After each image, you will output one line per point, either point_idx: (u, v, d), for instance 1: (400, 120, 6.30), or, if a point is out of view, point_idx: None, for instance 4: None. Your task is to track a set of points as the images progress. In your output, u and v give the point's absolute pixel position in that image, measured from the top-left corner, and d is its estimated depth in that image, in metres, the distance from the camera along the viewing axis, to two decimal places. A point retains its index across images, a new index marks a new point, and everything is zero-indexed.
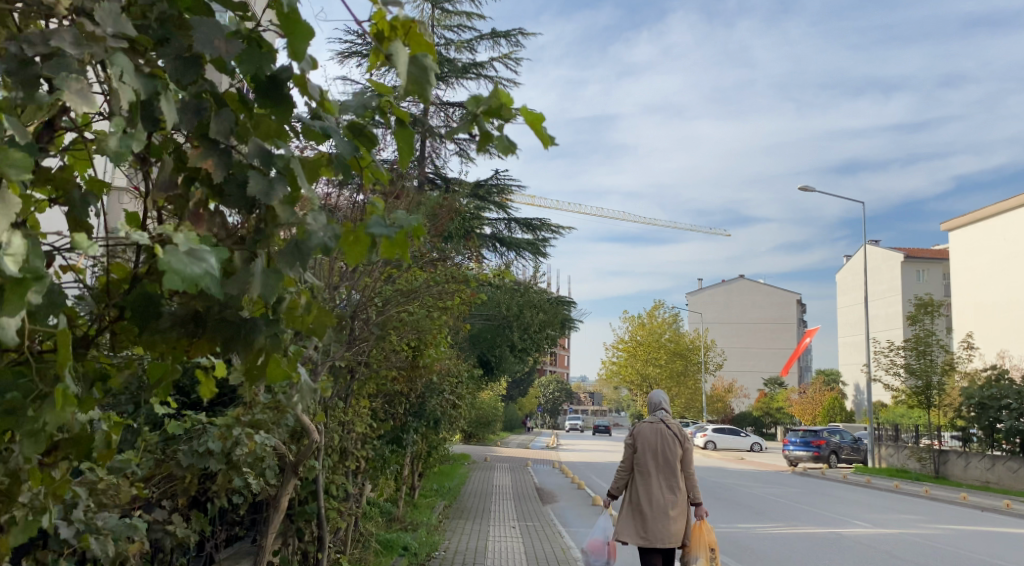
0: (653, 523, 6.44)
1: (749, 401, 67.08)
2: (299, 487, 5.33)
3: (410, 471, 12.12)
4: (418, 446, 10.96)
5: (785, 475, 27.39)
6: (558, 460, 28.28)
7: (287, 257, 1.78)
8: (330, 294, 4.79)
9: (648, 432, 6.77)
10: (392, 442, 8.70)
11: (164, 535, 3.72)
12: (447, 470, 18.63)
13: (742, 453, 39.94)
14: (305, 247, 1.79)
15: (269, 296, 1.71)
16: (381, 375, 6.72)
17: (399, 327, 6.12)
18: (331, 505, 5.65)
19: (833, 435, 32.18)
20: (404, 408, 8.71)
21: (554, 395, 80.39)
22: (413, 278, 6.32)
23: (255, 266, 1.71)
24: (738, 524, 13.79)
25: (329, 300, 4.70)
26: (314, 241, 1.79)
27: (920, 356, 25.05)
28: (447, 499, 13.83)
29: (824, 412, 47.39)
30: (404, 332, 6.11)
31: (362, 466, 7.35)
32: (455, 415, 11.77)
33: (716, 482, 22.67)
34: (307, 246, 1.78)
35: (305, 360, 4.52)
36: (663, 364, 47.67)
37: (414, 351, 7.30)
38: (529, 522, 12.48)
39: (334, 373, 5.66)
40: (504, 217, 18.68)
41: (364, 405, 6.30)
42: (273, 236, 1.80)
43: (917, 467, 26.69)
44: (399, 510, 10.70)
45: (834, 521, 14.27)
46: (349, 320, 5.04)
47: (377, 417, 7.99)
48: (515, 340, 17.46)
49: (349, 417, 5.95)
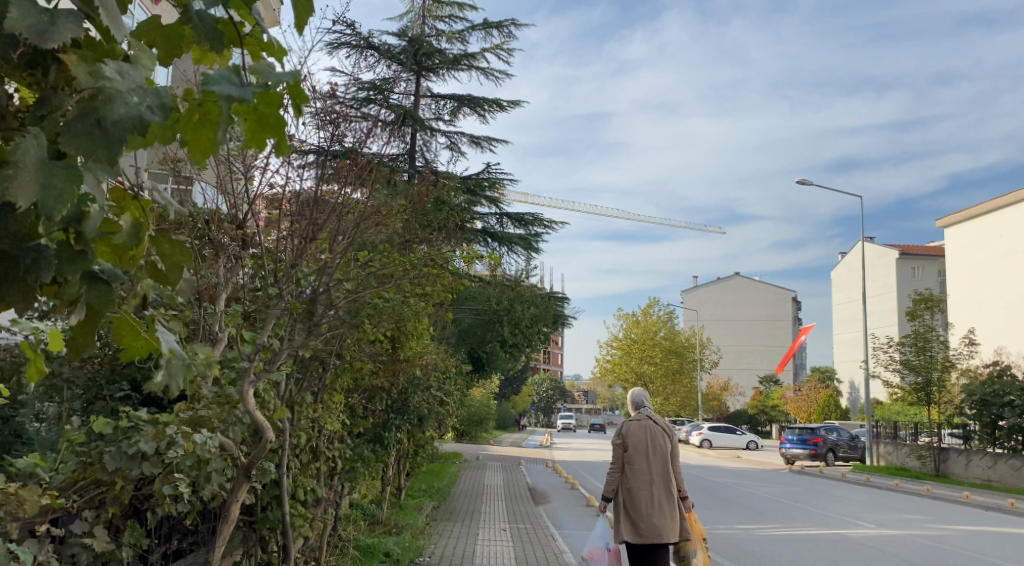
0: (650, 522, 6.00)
1: (743, 398, 66.70)
2: (262, 490, 4.84)
3: (396, 471, 11.59)
4: (403, 445, 10.44)
5: (783, 473, 26.97)
6: (552, 459, 27.79)
7: (77, 142, 1.36)
8: (288, 274, 4.15)
9: (637, 428, 6.32)
10: (372, 442, 8.08)
11: (81, 551, 3.18)
12: (438, 469, 18.12)
13: (738, 451, 39.52)
14: (112, 132, 1.37)
15: (51, 208, 1.32)
16: (357, 368, 6.19)
17: (375, 315, 5.52)
18: (297, 510, 5.13)
19: (830, 433, 31.78)
20: (385, 405, 8.17)
21: (549, 395, 79.83)
22: (390, 261, 5.78)
23: (30, 149, 1.33)
24: (737, 525, 13.32)
25: (286, 282, 4.10)
26: (119, 112, 1.38)
27: (920, 351, 24.64)
28: (436, 500, 13.31)
29: (820, 409, 47.02)
30: (380, 320, 5.52)
31: (335, 467, 6.80)
32: (443, 413, 11.24)
33: (713, 482, 22.20)
34: (112, 124, 1.37)
35: (264, 355, 3.99)
36: (658, 362, 47.23)
37: (392, 343, 6.76)
38: (521, 525, 11.97)
39: (298, 367, 5.14)
40: (496, 211, 18.18)
41: (337, 400, 5.78)
42: (59, 103, 1.48)
43: (917, 465, 26.25)
44: (384, 513, 10.16)
45: (835, 521, 13.81)
46: (310, 306, 4.38)
47: (356, 414, 7.48)
48: (507, 335, 16.94)
49: (319, 414, 5.44)
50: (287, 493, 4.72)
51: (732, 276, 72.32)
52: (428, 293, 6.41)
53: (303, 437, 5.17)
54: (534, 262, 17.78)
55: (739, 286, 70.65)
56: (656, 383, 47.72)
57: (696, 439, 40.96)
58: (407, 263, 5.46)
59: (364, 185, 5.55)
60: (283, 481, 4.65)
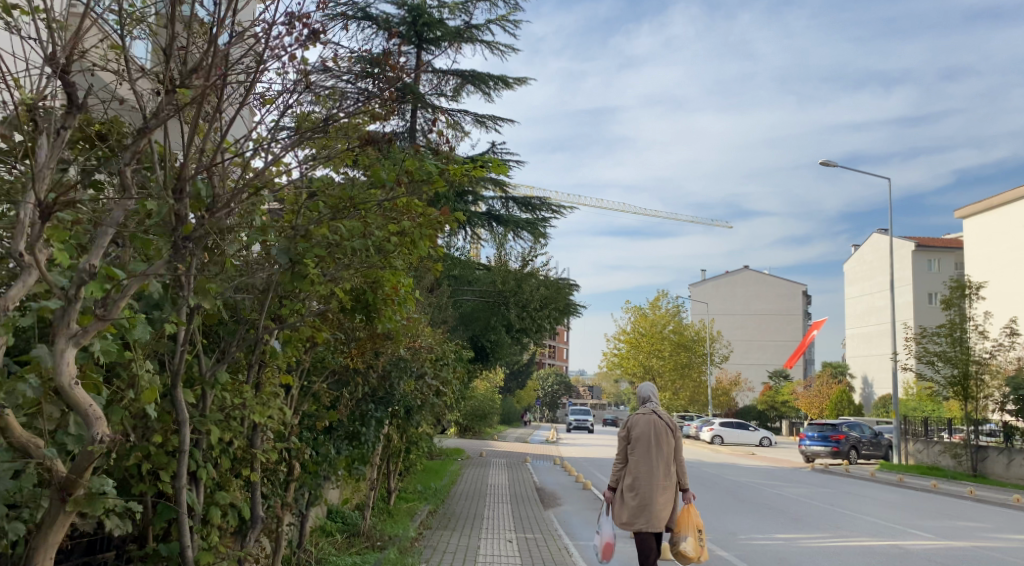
0: (648, 512, 5.83)
1: (754, 393, 65.08)
2: (147, 513, 3.24)
3: (382, 471, 10.03)
4: (389, 439, 8.82)
5: (806, 472, 25.28)
6: (559, 456, 26.18)
7: None
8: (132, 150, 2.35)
9: (642, 422, 6.08)
10: (346, 439, 6.44)
11: None
12: (437, 467, 16.55)
13: (752, 447, 37.85)
14: None
15: None
16: (307, 335, 4.50)
17: (327, 262, 3.84)
18: (206, 543, 3.50)
19: (852, 429, 30.05)
20: (361, 393, 6.48)
21: (553, 389, 78.09)
22: (355, 190, 4.04)
23: None
24: (776, 534, 11.65)
25: (129, 171, 2.37)
26: None
27: (956, 343, 22.90)
28: (433, 504, 11.74)
29: (833, 404, 45.39)
30: (334, 266, 3.84)
31: (290, 467, 5.23)
32: (441, 405, 9.60)
33: (735, 481, 20.48)
34: None
35: (106, 299, 2.30)
36: (666, 356, 45.56)
37: (357, 309, 5.08)
38: (529, 534, 10.33)
39: (195, 342, 3.41)
40: (500, 194, 16.44)
41: (270, 388, 4.11)
42: None
43: (952, 464, 24.51)
44: (366, 523, 8.55)
45: (886, 530, 12.17)
46: (177, 220, 2.60)
47: (321, 405, 5.88)
48: (513, 320, 15.23)
49: (244, 401, 3.78)
50: (188, 519, 3.13)
51: (742, 269, 70.42)
52: (414, 242, 4.35)
53: (227, 433, 3.63)
54: (543, 248, 16.10)
55: (750, 279, 68.76)
56: (664, 377, 46.06)
57: (707, 436, 39.45)
58: (374, 172, 3.85)
59: (301, 69, 3.76)
60: (186, 510, 3.09)
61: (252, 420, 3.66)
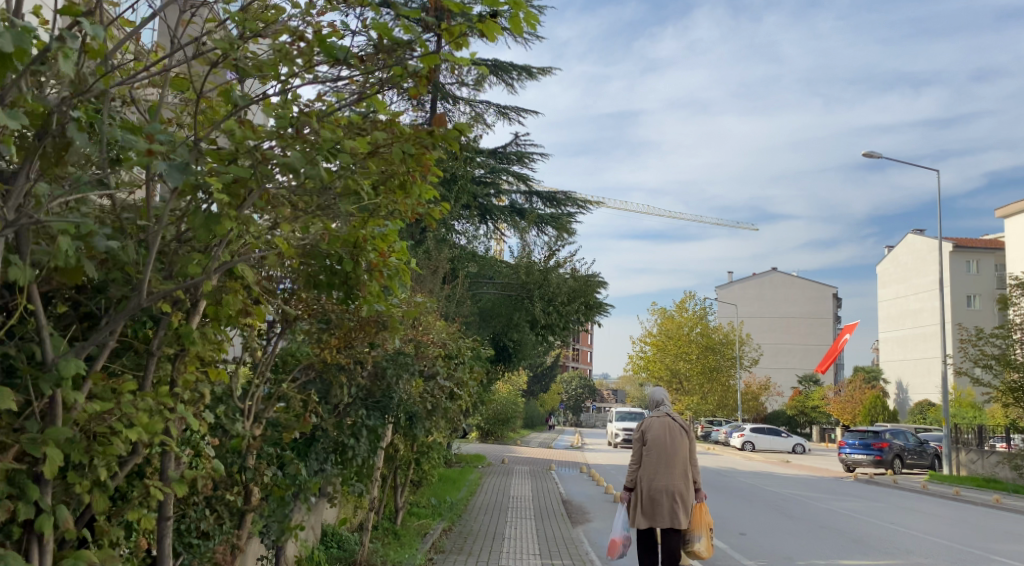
0: (665, 514, 5.19)
1: (785, 398, 63.10)
2: None
3: (385, 484, 8.63)
4: (391, 449, 7.45)
5: (850, 483, 23.55)
6: (586, 462, 24.62)
7: None
8: None
9: (656, 426, 5.42)
10: (331, 454, 5.08)
11: None
12: (455, 476, 15.20)
13: (785, 455, 36.00)
14: None
15: None
16: (243, 308, 3.12)
17: (251, 183, 2.47)
18: None
19: (896, 437, 28.14)
20: (349, 395, 5.14)
21: (576, 392, 76.51)
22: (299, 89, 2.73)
23: None
24: (838, 560, 10.18)
25: None
26: None
27: (1015, 346, 21.06)
28: (447, 521, 10.39)
29: (867, 409, 43.32)
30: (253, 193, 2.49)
31: (246, 494, 3.91)
32: (454, 411, 8.28)
33: (777, 493, 18.92)
34: None
35: None
36: (694, 360, 43.76)
37: (332, 286, 3.38)
38: (558, 560, 8.85)
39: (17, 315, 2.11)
40: (524, 187, 15.05)
41: (175, 391, 2.74)
42: None
43: (1012, 476, 22.58)
44: (362, 551, 7.15)
45: (965, 557, 10.63)
46: None
47: (295, 410, 4.52)
48: (538, 314, 13.84)
49: (117, 402, 2.42)
50: None
51: (773, 271, 68.26)
52: (406, 179, 3.11)
53: (109, 459, 2.33)
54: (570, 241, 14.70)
55: (780, 281, 66.66)
56: (692, 381, 44.26)
57: (738, 442, 37.67)
58: (320, 44, 2.59)
59: None
60: None
61: (140, 434, 2.36)
